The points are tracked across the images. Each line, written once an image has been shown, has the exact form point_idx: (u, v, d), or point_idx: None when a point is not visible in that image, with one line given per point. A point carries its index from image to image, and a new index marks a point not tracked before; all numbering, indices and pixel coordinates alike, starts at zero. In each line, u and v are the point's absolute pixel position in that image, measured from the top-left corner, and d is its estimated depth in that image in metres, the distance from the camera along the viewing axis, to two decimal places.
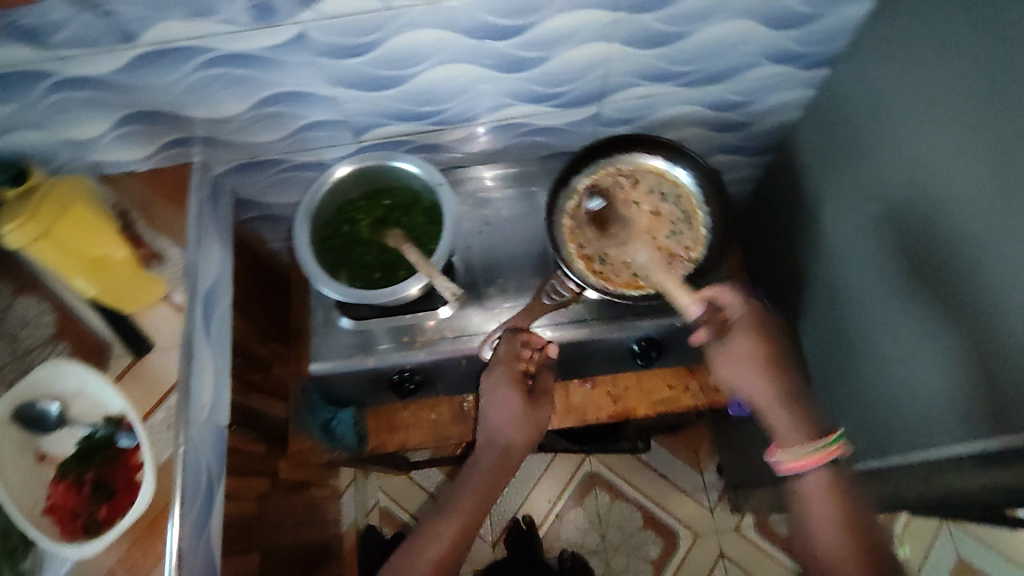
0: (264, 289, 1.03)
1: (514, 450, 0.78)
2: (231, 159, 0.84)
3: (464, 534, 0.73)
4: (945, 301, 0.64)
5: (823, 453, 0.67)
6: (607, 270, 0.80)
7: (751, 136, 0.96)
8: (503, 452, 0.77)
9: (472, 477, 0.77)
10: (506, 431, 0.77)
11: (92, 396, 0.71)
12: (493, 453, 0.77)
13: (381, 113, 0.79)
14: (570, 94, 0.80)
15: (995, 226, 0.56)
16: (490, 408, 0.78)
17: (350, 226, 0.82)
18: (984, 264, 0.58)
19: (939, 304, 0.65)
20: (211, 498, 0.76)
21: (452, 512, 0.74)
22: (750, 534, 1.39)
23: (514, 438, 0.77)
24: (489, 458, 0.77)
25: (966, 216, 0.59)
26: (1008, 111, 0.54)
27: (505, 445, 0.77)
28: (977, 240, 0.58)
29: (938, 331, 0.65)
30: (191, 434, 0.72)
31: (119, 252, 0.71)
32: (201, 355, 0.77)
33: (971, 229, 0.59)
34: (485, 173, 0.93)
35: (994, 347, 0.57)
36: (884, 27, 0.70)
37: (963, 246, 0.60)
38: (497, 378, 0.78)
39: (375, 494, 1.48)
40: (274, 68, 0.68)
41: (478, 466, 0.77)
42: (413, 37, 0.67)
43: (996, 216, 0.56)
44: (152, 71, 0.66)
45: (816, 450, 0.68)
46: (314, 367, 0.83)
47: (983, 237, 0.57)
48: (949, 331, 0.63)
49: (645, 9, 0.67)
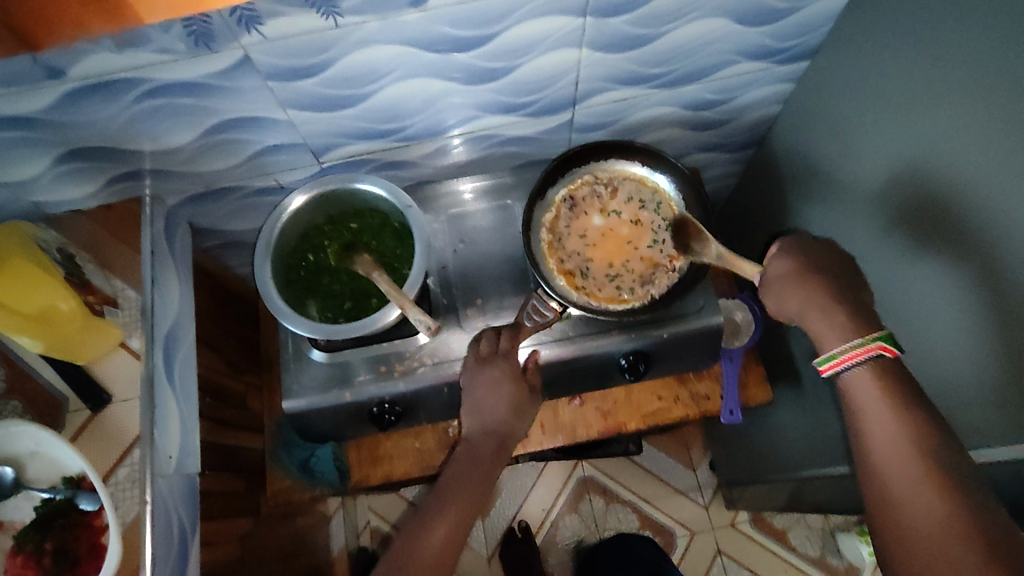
0: (231, 320, 0.98)
1: (512, 439, 0.75)
2: (186, 190, 0.79)
3: (461, 523, 0.68)
4: (948, 303, 0.61)
5: (866, 349, 0.55)
6: (589, 285, 0.77)
7: (730, 133, 0.93)
8: (501, 442, 0.74)
9: (468, 464, 0.72)
10: (498, 424, 0.74)
11: (48, 456, 0.66)
12: (492, 441, 0.74)
13: (341, 133, 0.74)
14: (541, 102, 0.76)
15: (1004, 227, 0.53)
16: (473, 402, 0.74)
17: (316, 255, 0.78)
18: (991, 264, 0.55)
19: (939, 306, 0.62)
20: (185, 552, 0.71)
21: (447, 500, 0.69)
22: (747, 529, 1.38)
23: (506, 429, 0.74)
24: (487, 448, 0.73)
25: (969, 215, 0.57)
26: (1008, 105, 0.52)
27: (497, 436, 0.74)
28: (982, 241, 0.55)
29: (933, 334, 0.63)
30: (159, 488, 0.68)
31: (66, 302, 0.67)
32: (166, 402, 0.73)
33: (975, 229, 0.56)
34: (463, 185, 0.88)
35: (1003, 353, 0.55)
36: (865, 19, 0.67)
37: (967, 247, 0.57)
38: (478, 376, 0.74)
39: (364, 514, 1.44)
40: (221, 94, 0.63)
41: (470, 458, 0.73)
42: (370, 54, 0.62)
43: (998, 210, 0.53)
44: (87, 106, 0.61)
45: (854, 347, 0.56)
46: (288, 404, 0.78)
47: (989, 238, 0.55)
48: (953, 335, 0.61)
49: (614, 12, 0.63)
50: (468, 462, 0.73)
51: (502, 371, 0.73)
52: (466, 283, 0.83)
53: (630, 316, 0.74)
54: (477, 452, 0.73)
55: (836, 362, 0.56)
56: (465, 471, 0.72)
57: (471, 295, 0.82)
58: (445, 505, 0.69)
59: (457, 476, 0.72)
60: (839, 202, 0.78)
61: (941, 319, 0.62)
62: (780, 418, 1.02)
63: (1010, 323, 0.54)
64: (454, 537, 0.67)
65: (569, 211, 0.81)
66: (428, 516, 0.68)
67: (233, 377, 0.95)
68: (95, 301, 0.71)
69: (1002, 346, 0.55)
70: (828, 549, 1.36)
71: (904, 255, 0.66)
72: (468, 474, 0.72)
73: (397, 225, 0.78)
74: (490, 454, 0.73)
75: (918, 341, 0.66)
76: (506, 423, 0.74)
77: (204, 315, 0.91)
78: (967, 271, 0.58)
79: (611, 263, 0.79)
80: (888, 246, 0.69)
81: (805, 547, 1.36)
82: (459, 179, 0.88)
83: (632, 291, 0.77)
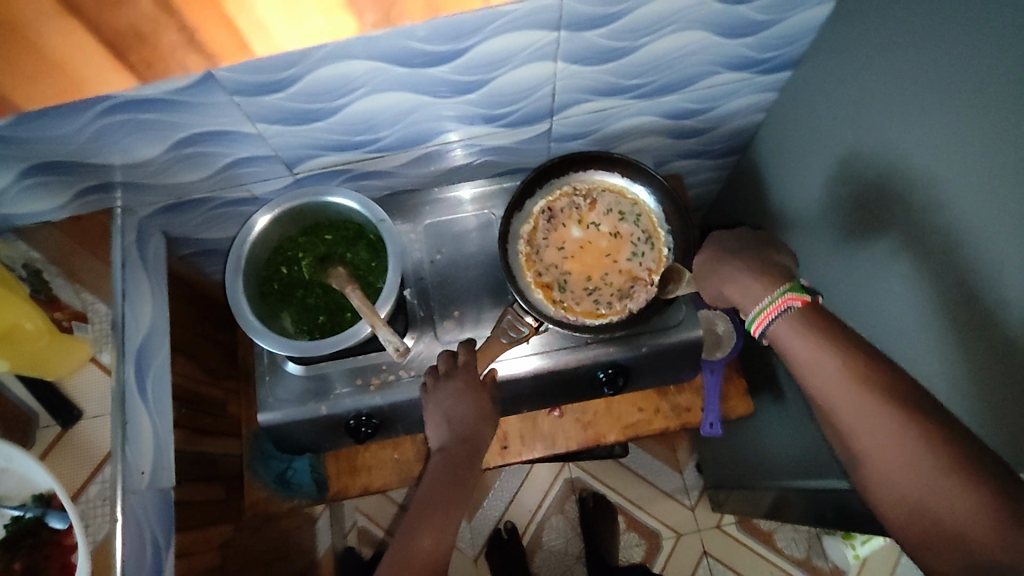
0: (210, 327, 0.97)
1: (483, 445, 0.71)
2: (157, 202, 0.78)
3: (447, 531, 0.63)
4: (932, 323, 0.60)
5: (778, 304, 0.54)
6: (566, 299, 0.76)
7: (713, 140, 0.91)
8: (473, 448, 0.70)
9: (443, 471, 0.68)
10: (471, 428, 0.70)
11: (18, 472, 0.65)
12: (464, 447, 0.69)
13: (314, 144, 0.73)
14: (517, 113, 0.76)
15: (987, 252, 0.52)
16: (437, 413, 0.71)
17: (290, 268, 0.77)
18: (973, 288, 0.54)
19: (923, 327, 0.61)
20: (161, 565, 0.71)
21: (429, 507, 0.64)
22: (733, 531, 1.39)
23: (475, 432, 0.71)
24: (460, 453, 0.69)
25: (952, 238, 0.56)
26: (989, 128, 0.51)
27: (467, 440, 0.70)
28: (965, 264, 0.55)
29: (919, 352, 0.63)
30: (130, 505, 0.67)
31: (30, 322, 0.66)
32: (138, 418, 0.71)
33: (956, 253, 0.56)
34: (467, 190, 0.87)
35: (987, 378, 0.54)
36: (847, 32, 0.66)
37: (950, 270, 0.57)
38: (440, 389, 0.72)
39: (351, 516, 1.43)
40: (185, 109, 0.62)
41: (444, 465, 0.68)
42: (336, 69, 0.61)
43: (982, 232, 0.53)
44: (49, 122, 0.60)
45: (765, 306, 0.55)
46: (264, 418, 0.78)
47: (971, 262, 0.54)
48: (937, 355, 0.60)
49: (588, 26, 0.62)
50: (443, 471, 0.67)
51: (461, 379, 0.72)
52: (443, 294, 0.82)
53: (607, 331, 0.73)
54: (450, 459, 0.69)
55: (757, 323, 0.56)
56: (442, 479, 0.67)
57: (449, 306, 0.81)
58: (428, 514, 0.64)
59: (435, 485, 0.66)
60: (822, 216, 0.77)
61: (926, 340, 0.61)
62: (764, 426, 1.02)
63: (993, 349, 0.53)
64: (444, 544, 0.62)
65: (548, 222, 0.80)
66: (411, 525, 0.63)
67: (213, 385, 0.94)
68: (61, 318, 0.71)
69: (986, 372, 0.54)
70: (813, 551, 1.36)
71: (889, 272, 0.65)
72: (446, 482, 0.67)
73: (372, 238, 0.76)
74: (463, 458, 0.69)
75: (904, 361, 0.65)
76: (475, 426, 0.71)
77: (182, 324, 0.90)
78: (950, 293, 0.57)
79: (589, 276, 0.78)
80: (873, 263, 0.68)
81: (791, 549, 1.37)
82: (463, 184, 0.87)
83: (609, 305, 0.76)
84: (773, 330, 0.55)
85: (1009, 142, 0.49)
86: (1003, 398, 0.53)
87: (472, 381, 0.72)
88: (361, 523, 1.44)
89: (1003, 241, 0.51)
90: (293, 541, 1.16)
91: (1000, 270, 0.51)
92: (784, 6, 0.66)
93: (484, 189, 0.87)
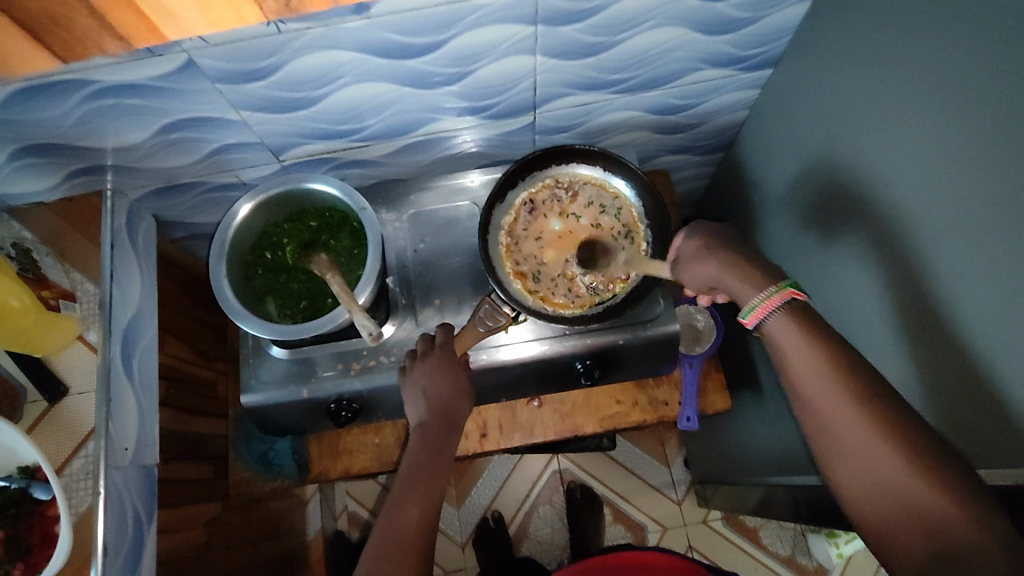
0: (205, 309, 0.99)
1: (460, 422, 0.72)
2: (147, 184, 0.80)
3: (429, 504, 0.64)
4: (907, 320, 0.61)
5: (781, 295, 0.56)
6: (545, 290, 0.77)
7: (700, 136, 0.93)
8: (451, 424, 0.71)
9: (423, 447, 0.68)
10: (448, 404, 0.71)
11: (3, 444, 0.67)
12: (442, 423, 0.70)
13: (299, 132, 0.74)
14: (501, 104, 0.76)
15: (957, 248, 0.53)
16: (415, 391, 0.71)
17: (274, 253, 0.78)
18: (944, 284, 0.55)
19: (900, 323, 0.62)
20: (141, 541, 0.72)
21: (412, 482, 0.65)
22: (718, 526, 1.40)
23: (452, 407, 0.71)
24: (438, 428, 0.70)
25: (923, 236, 0.57)
26: (961, 125, 0.51)
27: (444, 416, 0.71)
28: (936, 260, 0.55)
29: (896, 349, 0.63)
30: (113, 479, 0.69)
31: (15, 300, 0.68)
32: (122, 395, 0.73)
33: (927, 248, 0.56)
34: (475, 176, 0.88)
35: (958, 373, 0.55)
36: (824, 31, 0.68)
37: (924, 267, 0.57)
38: (417, 367, 0.73)
39: (342, 499, 1.46)
40: (169, 96, 0.64)
41: (423, 442, 0.69)
42: (315, 59, 0.62)
43: (953, 229, 0.53)
44: (35, 105, 0.61)
45: (768, 295, 0.57)
46: (247, 399, 0.79)
47: (943, 260, 0.55)
48: (912, 352, 0.61)
49: (566, 20, 0.64)
50: (422, 448, 0.68)
51: (437, 357, 0.73)
52: (425, 283, 0.83)
53: (581, 323, 0.74)
54: (428, 435, 0.69)
55: (756, 313, 0.57)
56: (422, 455, 0.68)
57: (430, 295, 0.83)
58: (413, 486, 0.65)
59: (416, 461, 0.67)
60: (804, 214, 0.77)
61: (901, 335, 0.62)
62: (746, 422, 1.03)
63: (962, 344, 0.54)
64: (430, 513, 0.63)
65: (528, 214, 0.80)
66: (396, 499, 0.64)
67: (205, 366, 0.96)
68: (49, 296, 0.73)
69: (955, 368, 0.55)
70: (799, 549, 1.37)
71: (867, 270, 0.66)
72: (427, 457, 0.67)
73: (356, 225, 0.77)
74: (441, 434, 0.70)
75: (885, 356, 0.66)
76: (452, 401, 0.71)
77: (176, 305, 0.92)
78: (923, 290, 0.58)
79: (568, 268, 0.78)
80: (853, 259, 0.68)
81: (776, 547, 1.37)
82: (471, 171, 0.88)
83: (587, 298, 0.77)
84: (766, 327, 0.57)
85: (978, 139, 0.50)
86: (971, 394, 0.54)
87: (448, 359, 0.73)
88: (351, 507, 1.46)
89: (974, 238, 0.51)
90: (283, 522, 1.19)
91: (970, 265, 0.52)
92: (763, 4, 0.68)
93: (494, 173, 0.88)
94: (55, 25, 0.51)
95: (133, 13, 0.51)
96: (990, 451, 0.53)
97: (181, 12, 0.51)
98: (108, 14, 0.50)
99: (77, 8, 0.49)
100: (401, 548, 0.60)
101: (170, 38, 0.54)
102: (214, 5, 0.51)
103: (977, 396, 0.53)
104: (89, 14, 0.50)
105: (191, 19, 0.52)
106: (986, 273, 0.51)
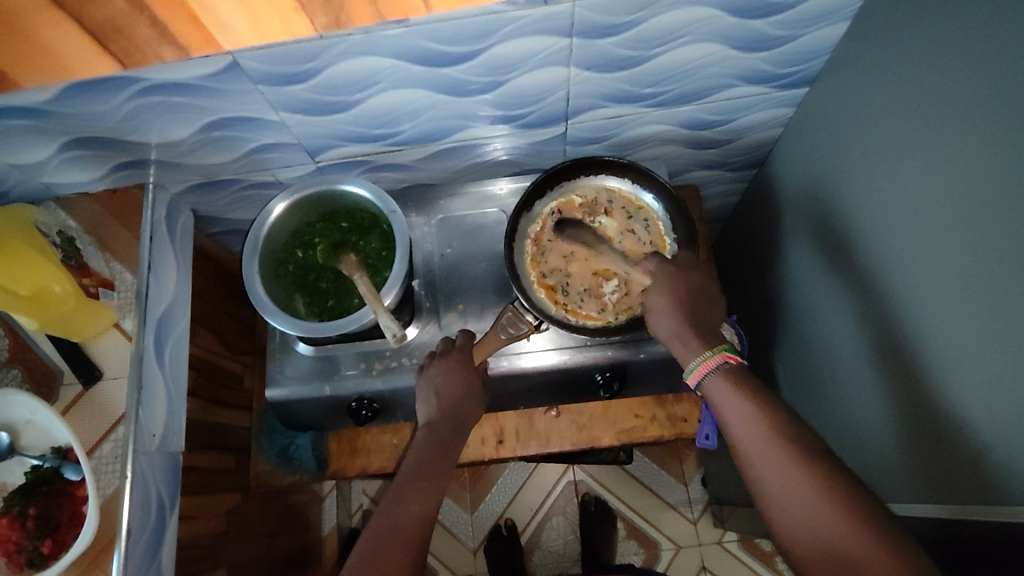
0: (237, 304, 1.02)
1: (466, 427, 0.72)
2: (187, 179, 0.82)
3: (431, 499, 0.63)
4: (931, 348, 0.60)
5: (716, 359, 0.63)
6: (570, 302, 0.77)
7: (732, 152, 0.93)
8: (458, 428, 0.71)
9: (427, 445, 0.68)
10: (456, 406, 0.71)
11: (42, 425, 0.70)
12: (449, 426, 0.70)
13: (336, 135, 0.76)
14: (533, 115, 0.77)
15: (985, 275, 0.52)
16: (429, 389, 0.73)
17: (305, 252, 0.79)
18: (972, 312, 0.54)
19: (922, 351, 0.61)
20: (162, 526, 0.73)
21: (415, 476, 0.65)
22: (735, 549, 1.37)
23: (461, 410, 0.72)
24: (444, 429, 0.70)
25: (955, 263, 0.55)
26: (986, 154, 0.51)
27: (453, 417, 0.71)
28: (965, 288, 0.54)
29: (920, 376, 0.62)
30: (140, 464, 0.71)
31: (60, 285, 0.72)
32: (153, 383, 0.75)
33: (957, 276, 0.55)
34: (503, 183, 0.89)
35: (981, 405, 0.54)
36: (861, 54, 0.67)
37: (949, 294, 0.56)
38: (432, 367, 0.75)
39: (358, 497, 1.45)
40: (211, 95, 0.66)
41: (430, 438, 0.69)
42: (354, 64, 0.64)
43: (984, 260, 0.52)
44: (89, 99, 0.64)
45: (705, 358, 0.63)
46: (271, 393, 0.81)
47: (970, 287, 0.54)
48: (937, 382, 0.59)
49: (601, 33, 0.65)
50: (428, 445, 0.68)
51: (453, 358, 0.74)
52: (451, 287, 0.84)
53: (604, 335, 0.74)
54: (435, 432, 0.69)
55: (697, 373, 0.63)
56: (427, 450, 0.68)
57: (454, 299, 0.84)
58: (416, 479, 0.64)
59: (420, 457, 0.67)
60: (831, 236, 0.77)
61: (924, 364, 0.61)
62: None
63: (986, 375, 0.53)
64: (429, 508, 0.62)
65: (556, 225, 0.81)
66: (398, 490, 0.63)
67: (234, 359, 0.98)
68: (89, 284, 0.76)
69: (979, 400, 0.54)
70: None
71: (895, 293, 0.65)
72: (431, 453, 0.67)
73: (385, 228, 0.78)
74: (448, 436, 0.69)
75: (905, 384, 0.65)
76: (462, 404, 0.72)
77: (209, 299, 0.94)
78: (948, 317, 0.57)
79: (591, 279, 0.78)
80: (879, 283, 0.67)
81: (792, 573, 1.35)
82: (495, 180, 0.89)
83: (610, 310, 0.77)
84: (706, 387, 0.63)
85: (1004, 170, 0.49)
86: (992, 425, 0.53)
87: (463, 362, 0.74)
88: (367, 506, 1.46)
89: (999, 267, 0.51)
90: (301, 518, 1.20)
91: (993, 295, 0.51)
92: (801, 22, 0.68)
93: (523, 182, 0.89)
94: (117, 33, 0.53)
95: (192, 26, 0.54)
96: (1009, 485, 0.52)
97: (234, 26, 0.54)
98: (169, 24, 0.53)
99: (140, 19, 0.52)
100: (398, 537, 0.59)
101: (223, 48, 0.57)
102: (265, 20, 0.54)
103: (997, 428, 0.52)
104: (151, 24, 0.53)
105: (243, 32, 0.55)
106: (1008, 304, 0.50)
